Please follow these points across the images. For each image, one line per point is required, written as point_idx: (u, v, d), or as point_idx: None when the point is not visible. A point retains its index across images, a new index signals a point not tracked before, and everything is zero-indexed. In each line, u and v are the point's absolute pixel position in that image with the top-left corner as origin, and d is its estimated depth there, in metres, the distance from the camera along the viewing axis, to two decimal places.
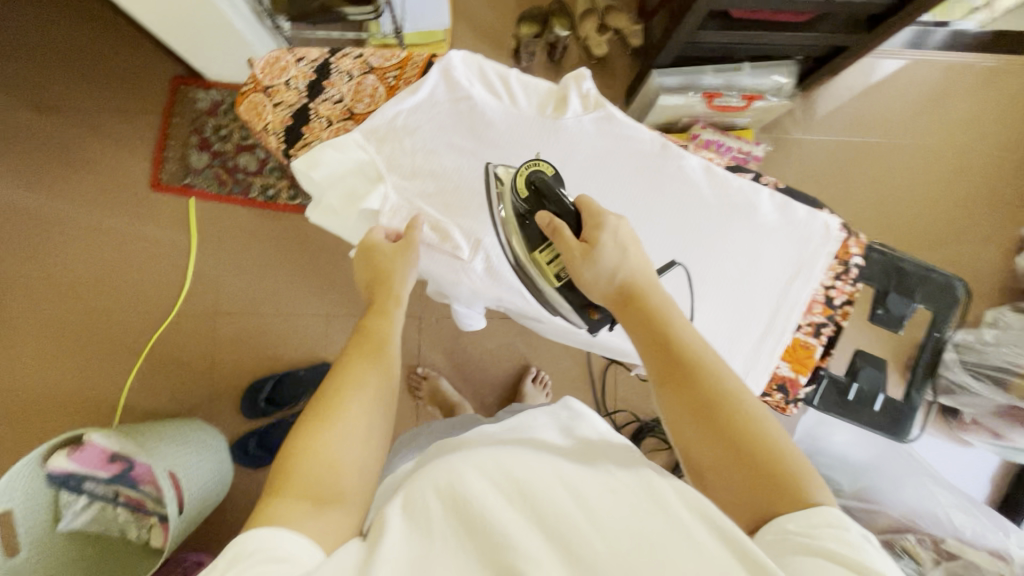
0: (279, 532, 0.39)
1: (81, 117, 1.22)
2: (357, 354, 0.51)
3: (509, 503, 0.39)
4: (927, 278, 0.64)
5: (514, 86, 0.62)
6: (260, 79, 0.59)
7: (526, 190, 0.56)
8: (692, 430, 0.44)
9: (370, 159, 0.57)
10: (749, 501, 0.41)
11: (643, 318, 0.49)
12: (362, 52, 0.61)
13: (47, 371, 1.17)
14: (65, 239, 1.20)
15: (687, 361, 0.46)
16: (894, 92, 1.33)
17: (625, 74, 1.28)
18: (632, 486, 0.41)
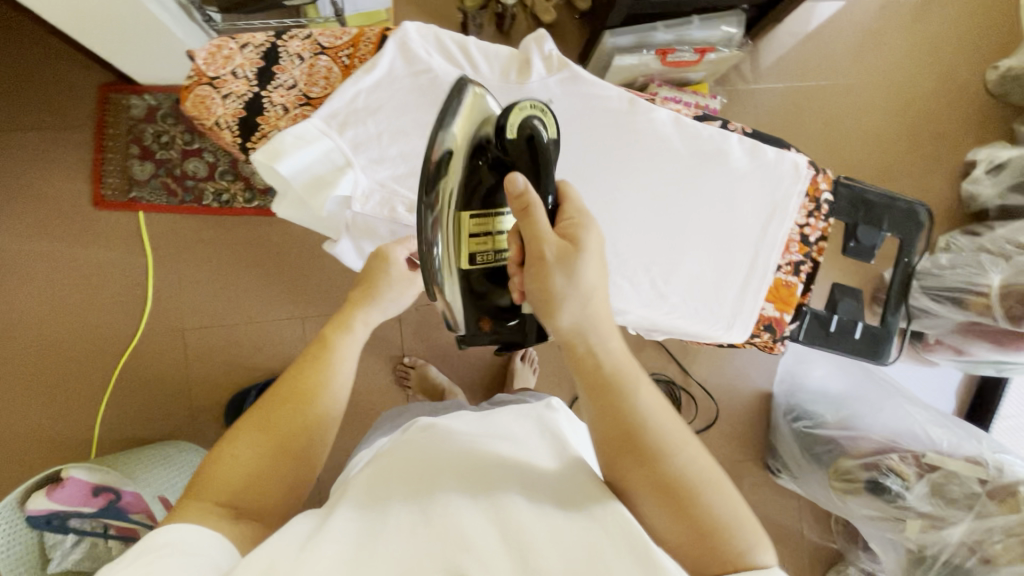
0: (180, 533, 0.38)
1: (3, 138, 1.14)
2: (317, 359, 0.51)
3: (476, 518, 0.40)
4: (892, 206, 0.66)
5: (474, 53, 0.58)
6: (203, 71, 0.55)
7: (517, 136, 0.49)
8: (646, 494, 0.42)
9: (335, 146, 0.55)
10: (697, 561, 0.41)
11: (594, 377, 0.45)
12: (310, 31, 0.57)
13: (7, 412, 1.10)
14: (6, 270, 1.12)
15: (639, 431, 0.42)
16: (835, 34, 1.36)
17: (575, 39, 1.26)
18: (596, 500, 0.42)
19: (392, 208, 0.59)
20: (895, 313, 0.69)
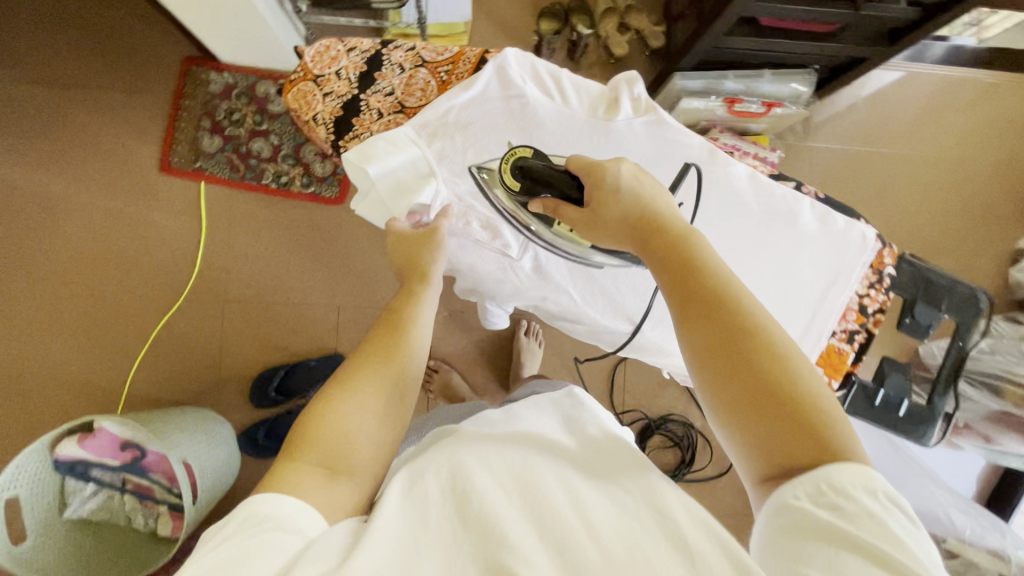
0: (281, 500, 0.39)
1: (87, 95, 1.19)
2: (389, 328, 0.51)
3: (510, 501, 0.40)
4: (953, 290, 0.66)
5: (565, 85, 0.60)
6: (310, 68, 0.58)
7: (518, 182, 0.55)
8: (721, 369, 0.43)
9: (423, 154, 0.57)
10: (784, 450, 0.39)
11: (665, 258, 0.47)
12: (413, 44, 0.60)
13: (47, 355, 1.14)
14: (70, 219, 1.17)
15: (711, 297, 0.44)
16: (901, 103, 1.37)
17: (643, 74, 1.28)
18: (634, 492, 0.41)
19: (466, 220, 0.59)
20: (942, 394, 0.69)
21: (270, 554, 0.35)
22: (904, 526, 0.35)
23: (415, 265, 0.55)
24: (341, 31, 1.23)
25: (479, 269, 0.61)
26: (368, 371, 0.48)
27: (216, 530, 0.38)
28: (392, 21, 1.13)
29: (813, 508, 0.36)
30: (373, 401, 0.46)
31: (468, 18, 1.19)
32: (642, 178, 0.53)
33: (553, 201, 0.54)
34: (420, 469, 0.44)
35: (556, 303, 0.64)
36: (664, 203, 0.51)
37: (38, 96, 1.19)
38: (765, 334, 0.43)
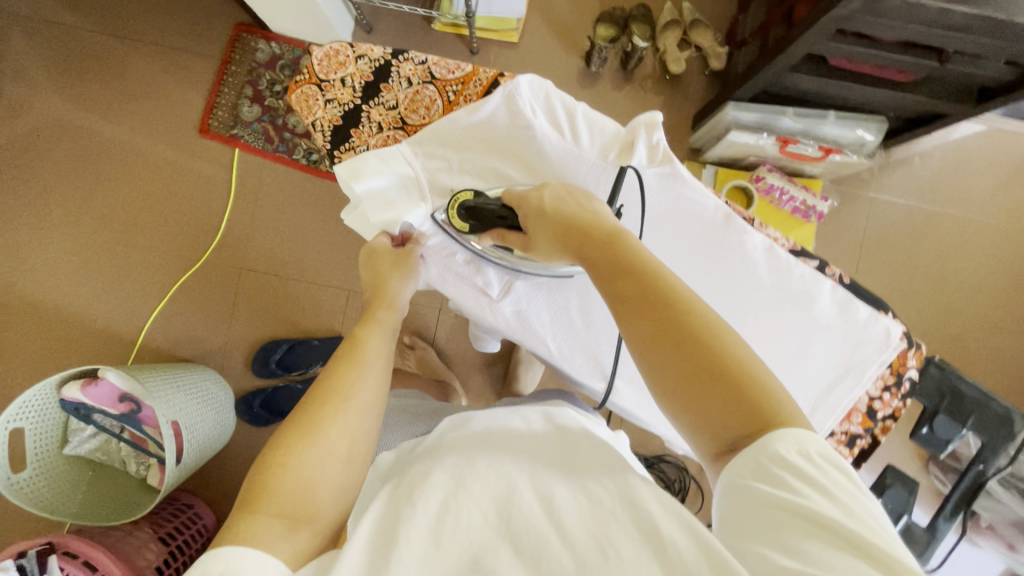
0: (237, 554, 0.39)
1: (143, 48, 1.22)
2: (347, 355, 0.52)
3: (485, 519, 0.42)
4: (984, 407, 0.59)
5: (578, 121, 0.63)
6: (318, 72, 0.67)
7: (466, 223, 0.59)
8: (660, 356, 0.43)
9: (414, 174, 0.62)
10: (725, 424, 0.41)
11: (612, 256, 0.48)
12: (424, 60, 0.67)
13: (74, 294, 1.20)
14: (112, 167, 1.22)
15: (642, 286, 0.46)
16: (987, 163, 1.22)
17: (697, 95, 1.20)
18: (607, 489, 0.43)
19: (450, 251, 0.64)
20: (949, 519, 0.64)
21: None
22: (839, 484, 0.37)
23: (380, 286, 0.58)
24: (392, 14, 1.21)
25: (460, 304, 0.66)
26: (332, 412, 0.47)
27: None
28: (441, 11, 1.10)
29: (757, 484, 0.38)
30: (338, 445, 0.46)
31: (523, 16, 1.15)
32: (571, 195, 0.55)
33: (495, 231, 0.58)
34: (403, 486, 0.45)
35: (533, 349, 0.68)
36: (598, 209, 0.53)
37: (98, 44, 1.23)
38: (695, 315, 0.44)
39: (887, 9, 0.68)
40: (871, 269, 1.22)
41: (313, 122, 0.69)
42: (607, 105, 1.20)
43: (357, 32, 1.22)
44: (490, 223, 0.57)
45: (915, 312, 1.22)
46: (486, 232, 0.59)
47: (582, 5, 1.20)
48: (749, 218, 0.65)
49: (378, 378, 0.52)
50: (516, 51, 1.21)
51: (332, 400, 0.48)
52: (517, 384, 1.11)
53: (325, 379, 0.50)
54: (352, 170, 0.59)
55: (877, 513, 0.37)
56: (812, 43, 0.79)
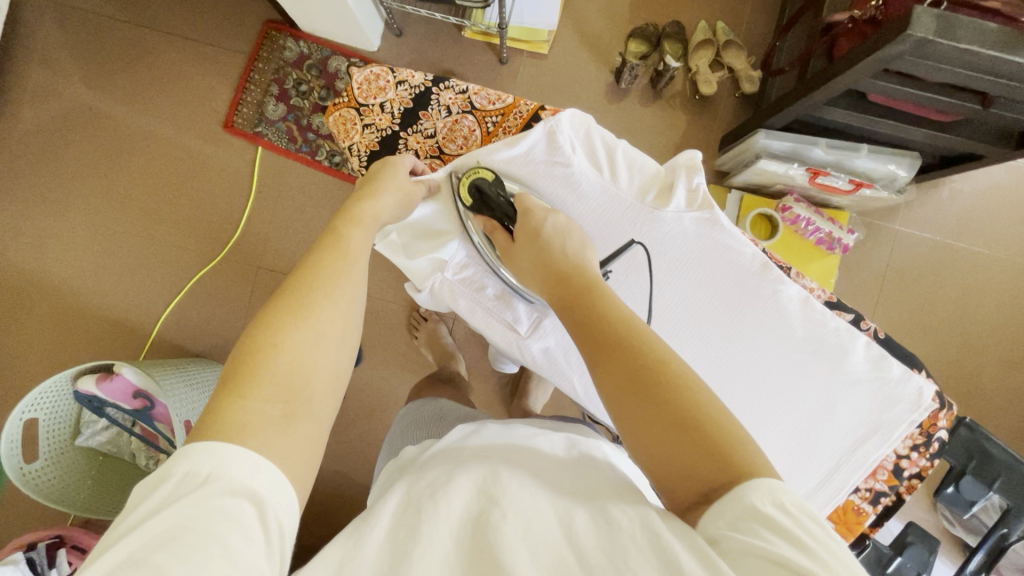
0: (211, 509, 0.34)
1: (170, 40, 1.22)
2: (301, 308, 0.47)
3: (504, 521, 0.39)
4: (1012, 470, 0.60)
5: (618, 160, 0.64)
6: (357, 96, 0.69)
7: (471, 197, 0.61)
8: (632, 405, 0.43)
9: (446, 208, 0.65)
10: (694, 476, 0.39)
11: (591, 306, 0.51)
12: (466, 88, 0.67)
13: (90, 283, 1.20)
14: (134, 158, 1.22)
15: (619, 338, 0.47)
16: (1015, 202, 1.20)
17: (725, 116, 1.19)
18: (628, 514, 0.40)
19: (480, 285, 0.66)
20: None
21: (213, 538, 0.33)
22: (816, 533, 0.34)
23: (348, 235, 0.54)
24: (423, 21, 1.20)
25: (488, 337, 0.67)
26: (258, 409, 0.41)
27: (152, 484, 0.36)
28: (473, 20, 1.10)
29: (731, 536, 0.35)
30: (286, 441, 0.41)
31: (554, 27, 1.15)
32: (570, 234, 0.58)
33: (490, 221, 0.62)
34: (423, 490, 0.44)
35: (559, 388, 0.67)
36: (581, 257, 0.56)
37: (127, 33, 1.22)
38: (669, 366, 0.44)
39: (935, 54, 0.66)
40: (891, 303, 1.21)
41: (348, 145, 0.71)
42: (634, 122, 1.19)
43: (387, 36, 1.21)
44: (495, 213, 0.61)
45: (934, 348, 1.20)
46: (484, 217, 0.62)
47: (615, 19, 1.19)
48: (785, 268, 0.66)
49: (313, 356, 0.45)
50: (545, 62, 1.20)
51: (250, 395, 0.41)
52: (528, 400, 1.10)
53: (238, 375, 0.43)
54: (389, 163, 0.61)
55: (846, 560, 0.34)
56: (853, 80, 0.77)
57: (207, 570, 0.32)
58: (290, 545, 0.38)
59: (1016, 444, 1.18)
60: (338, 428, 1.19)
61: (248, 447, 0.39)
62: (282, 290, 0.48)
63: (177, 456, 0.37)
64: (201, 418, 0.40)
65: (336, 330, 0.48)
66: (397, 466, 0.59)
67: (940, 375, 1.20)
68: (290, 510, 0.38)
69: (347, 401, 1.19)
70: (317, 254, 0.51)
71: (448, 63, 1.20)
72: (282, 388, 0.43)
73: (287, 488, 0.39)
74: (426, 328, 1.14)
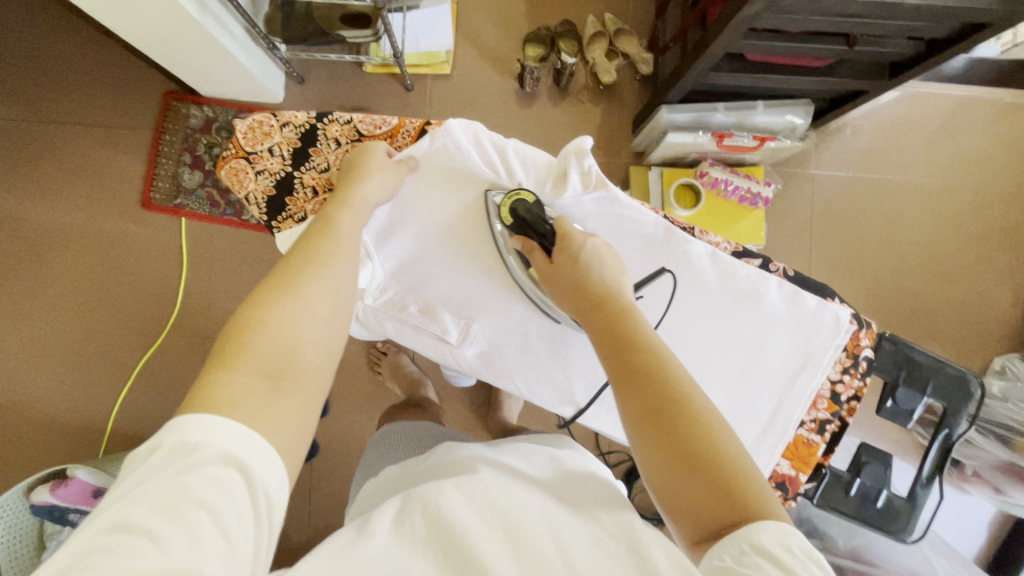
0: (193, 479, 0.34)
1: (69, 130, 1.20)
2: (263, 298, 0.46)
3: (491, 533, 0.41)
4: (940, 371, 0.66)
5: (511, 157, 0.65)
6: (243, 145, 0.66)
7: (511, 217, 0.62)
8: (651, 436, 0.45)
9: (358, 239, 0.63)
10: (708, 512, 0.41)
11: (620, 335, 0.51)
12: (351, 118, 0.67)
13: (30, 392, 1.15)
14: (53, 254, 1.18)
15: (644, 367, 0.47)
16: (912, 126, 1.28)
17: (631, 100, 1.23)
18: (615, 528, 0.42)
19: (403, 304, 0.66)
20: (925, 487, 0.67)
21: (205, 509, 0.33)
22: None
23: (328, 225, 0.54)
24: (323, 64, 1.21)
25: (422, 354, 0.67)
26: (245, 382, 0.41)
27: (140, 455, 0.36)
28: (370, 54, 1.11)
29: (739, 569, 0.36)
30: (271, 413, 0.40)
31: (451, 47, 1.18)
32: (608, 257, 0.58)
33: (529, 241, 0.61)
34: (421, 491, 0.45)
35: (501, 388, 0.68)
36: (619, 284, 0.56)
37: (25, 131, 1.19)
38: (693, 405, 0.45)
39: (788, 6, 0.71)
40: (824, 244, 1.26)
41: (245, 195, 0.68)
42: (547, 122, 1.22)
43: (290, 85, 1.21)
44: (526, 232, 0.61)
45: (872, 278, 1.26)
46: (517, 236, 0.62)
47: (508, 28, 1.23)
48: (689, 228, 0.68)
49: (302, 332, 0.45)
50: (450, 81, 1.22)
51: (237, 367, 0.42)
52: (502, 411, 1.10)
53: (224, 350, 0.43)
54: (363, 147, 0.60)
55: None
56: (727, 43, 0.81)
57: (200, 539, 0.32)
58: (280, 518, 0.38)
59: (966, 350, 1.25)
60: (320, 481, 1.17)
61: (240, 415, 0.39)
62: (275, 270, 0.49)
63: (166, 427, 0.37)
64: (189, 392, 0.40)
65: (323, 307, 0.48)
66: (383, 483, 0.61)
67: (884, 301, 1.26)
68: (277, 483, 0.38)
69: (323, 452, 1.17)
70: (298, 245, 0.52)
71: (355, 100, 1.21)
72: (270, 364, 0.43)
73: (278, 463, 0.39)
74: (388, 361, 1.14)
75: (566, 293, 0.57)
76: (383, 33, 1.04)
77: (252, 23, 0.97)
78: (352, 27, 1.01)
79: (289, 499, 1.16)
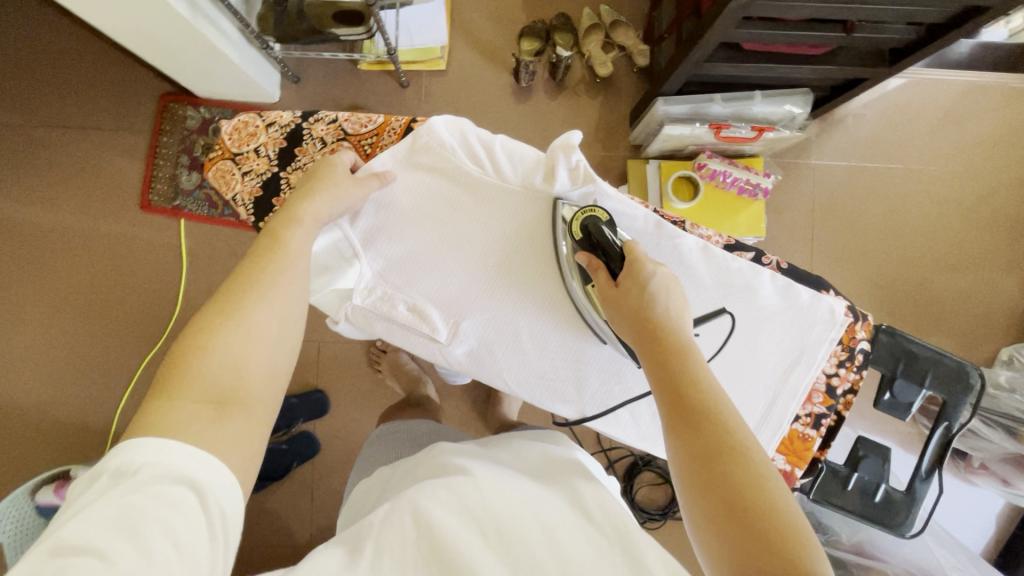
0: (140, 497, 0.36)
1: (68, 134, 1.20)
2: (213, 319, 0.47)
3: (480, 533, 0.42)
4: (938, 363, 0.65)
5: (497, 154, 0.64)
6: (229, 146, 0.67)
7: (581, 233, 0.59)
8: (701, 479, 0.44)
9: (344, 237, 0.63)
10: (751, 564, 0.40)
11: (675, 372, 0.50)
12: (336, 117, 0.67)
13: (36, 394, 1.17)
14: (55, 257, 1.19)
15: (700, 411, 0.47)
16: (916, 114, 1.26)
17: (628, 93, 1.22)
18: (603, 519, 0.43)
19: (391, 302, 0.66)
20: (925, 480, 0.66)
21: (153, 523, 0.35)
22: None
23: (273, 241, 0.52)
24: (318, 62, 1.21)
25: (412, 352, 0.68)
26: (190, 410, 0.42)
27: (87, 483, 0.38)
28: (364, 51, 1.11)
29: None
30: (220, 437, 0.42)
31: (445, 43, 1.17)
32: (675, 290, 0.55)
33: (595, 259, 0.58)
34: (406, 498, 0.45)
35: (492, 385, 0.68)
36: (682, 319, 0.54)
37: (25, 136, 1.20)
38: (748, 454, 0.44)
39: None
40: (826, 235, 1.24)
41: (233, 196, 0.68)
42: (544, 116, 1.21)
43: (286, 84, 1.21)
44: (594, 250, 0.58)
45: (875, 269, 1.24)
46: (584, 253, 0.60)
47: (503, 22, 1.21)
48: (680, 222, 0.67)
49: (247, 356, 0.46)
50: (446, 77, 1.22)
51: (181, 397, 0.43)
52: (502, 408, 1.10)
53: (167, 383, 0.44)
54: (324, 162, 0.58)
55: None
56: (721, 32, 0.80)
57: (151, 551, 0.34)
58: (236, 527, 0.40)
59: (972, 341, 1.23)
60: (322, 479, 1.18)
61: (184, 439, 0.40)
62: (217, 294, 0.49)
63: (110, 454, 0.39)
64: (131, 425, 0.41)
65: (271, 329, 0.48)
66: (373, 483, 0.62)
67: (888, 293, 1.24)
68: (231, 494, 0.40)
69: (324, 450, 1.18)
70: (240, 267, 0.51)
71: (351, 98, 1.21)
72: (215, 389, 0.44)
73: (228, 475, 0.40)
74: (386, 359, 1.14)
75: (627, 321, 0.55)
76: (376, 30, 1.03)
77: (244, 22, 0.97)
78: (344, 25, 1.00)
79: (292, 497, 1.17)
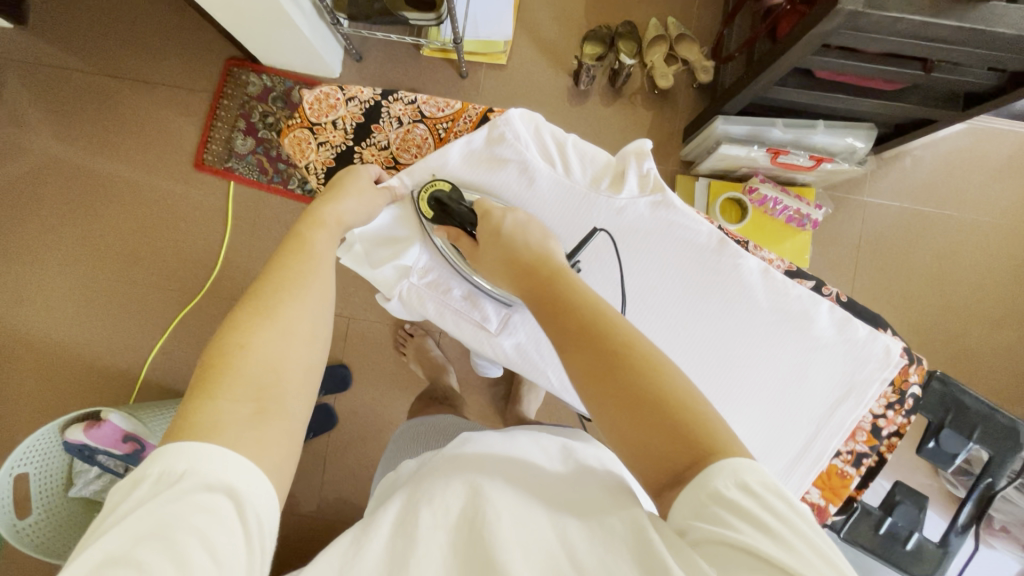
0: (176, 499, 0.35)
1: (134, 86, 1.23)
2: (248, 317, 0.46)
3: (496, 528, 0.39)
4: (989, 418, 0.64)
5: (569, 154, 0.66)
6: (308, 116, 0.68)
7: (433, 210, 0.62)
8: (602, 395, 0.42)
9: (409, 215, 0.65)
10: (668, 459, 0.38)
11: (558, 300, 0.50)
12: (415, 99, 0.68)
13: (72, 334, 1.20)
14: (107, 203, 1.22)
15: (585, 326, 0.46)
16: (977, 162, 1.23)
17: (686, 108, 1.21)
18: (619, 517, 0.39)
19: (446, 287, 0.67)
20: (959, 534, 0.65)
21: (194, 531, 0.33)
22: (807, 539, 0.33)
23: (301, 243, 0.53)
24: (382, 43, 1.23)
25: (459, 339, 0.69)
26: (227, 407, 0.41)
27: (126, 489, 0.36)
28: (429, 37, 1.12)
29: (698, 524, 0.35)
30: (259, 437, 0.40)
31: (509, 38, 1.17)
32: (530, 226, 0.60)
33: (455, 230, 0.62)
34: (419, 494, 0.43)
35: (535, 383, 0.69)
36: (547, 247, 0.57)
37: (93, 84, 1.24)
38: (636, 349, 0.43)
39: (868, 25, 0.68)
40: (870, 275, 1.22)
41: (305, 165, 0.70)
42: (598, 122, 1.21)
43: (348, 62, 1.23)
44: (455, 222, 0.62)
45: (916, 314, 1.22)
46: (444, 227, 0.63)
47: (569, 23, 1.22)
48: (742, 242, 0.68)
49: (284, 355, 0.45)
50: (505, 72, 1.22)
51: (218, 395, 0.41)
52: (521, 405, 1.10)
53: (203, 381, 0.42)
54: (350, 170, 0.61)
55: (818, 540, 0.34)
56: (796, 58, 0.79)
57: (189, 562, 0.32)
58: (270, 540, 0.38)
59: (1007, 401, 1.19)
60: (336, 453, 1.19)
61: (222, 440, 0.38)
62: (247, 295, 0.48)
63: (150, 459, 0.37)
64: (170, 425, 0.40)
65: (304, 327, 0.48)
66: (396, 478, 0.59)
67: (926, 341, 1.21)
68: (267, 505, 0.38)
69: (341, 425, 1.20)
70: (272, 268, 0.51)
71: (409, 83, 1.22)
72: (254, 388, 0.43)
73: (266, 484, 0.39)
74: (413, 343, 1.15)
75: (510, 270, 0.56)
76: (445, 18, 1.04)
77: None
78: (415, 10, 1.01)
79: (304, 467, 1.18)
